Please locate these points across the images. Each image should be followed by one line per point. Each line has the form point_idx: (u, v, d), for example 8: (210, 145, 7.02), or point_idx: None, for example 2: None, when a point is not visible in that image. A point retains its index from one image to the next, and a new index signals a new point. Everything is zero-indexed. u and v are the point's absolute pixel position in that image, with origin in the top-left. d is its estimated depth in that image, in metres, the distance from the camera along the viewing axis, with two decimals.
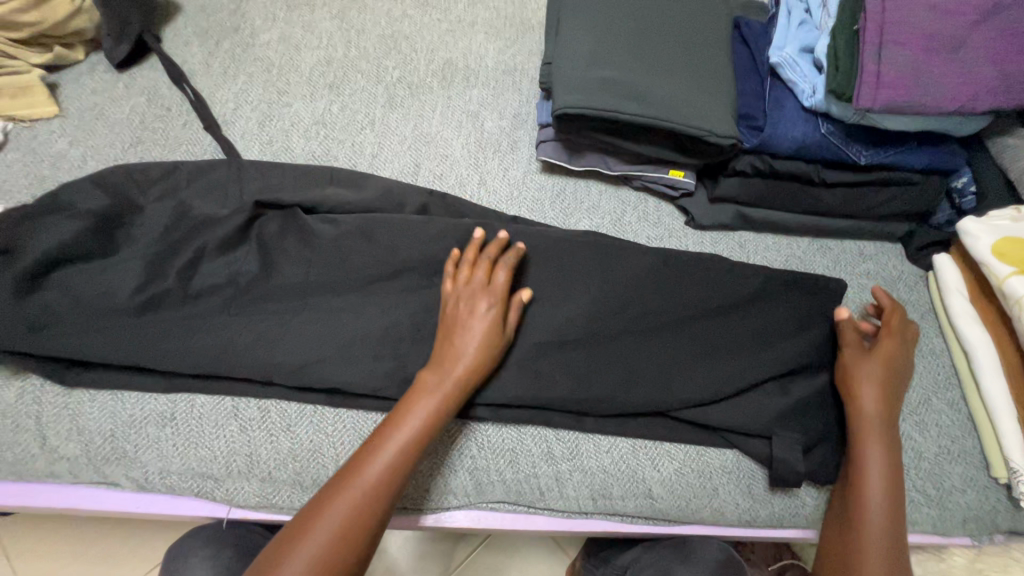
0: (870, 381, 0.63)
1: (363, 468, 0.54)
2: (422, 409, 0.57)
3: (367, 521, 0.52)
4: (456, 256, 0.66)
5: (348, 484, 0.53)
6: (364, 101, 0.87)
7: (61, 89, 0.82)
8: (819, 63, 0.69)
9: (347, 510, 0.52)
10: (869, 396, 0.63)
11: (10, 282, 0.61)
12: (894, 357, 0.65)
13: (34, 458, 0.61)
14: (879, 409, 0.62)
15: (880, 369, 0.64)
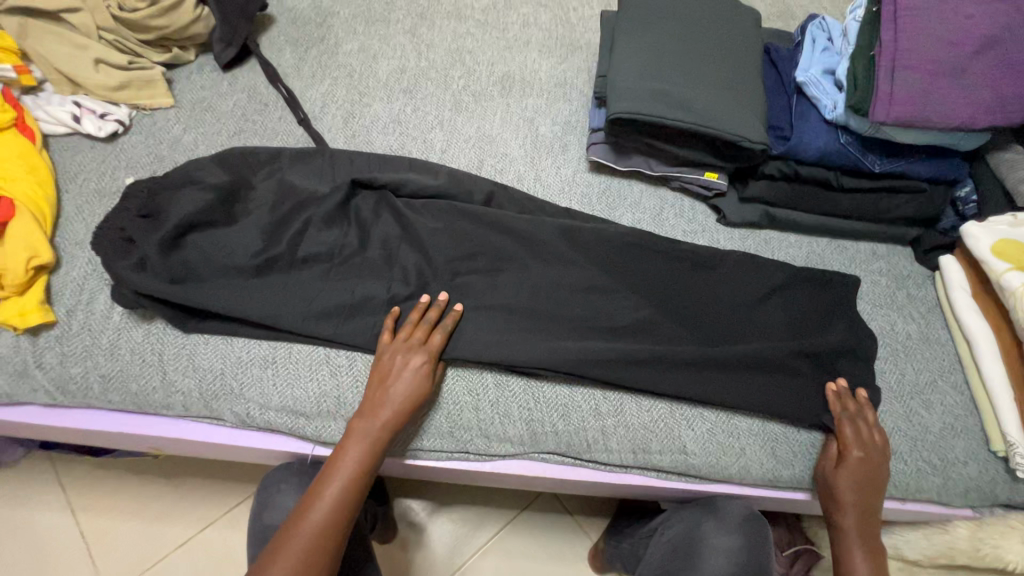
0: (846, 471, 0.69)
1: (306, 517, 0.62)
2: (353, 454, 0.65)
3: (317, 553, 0.60)
4: (395, 314, 0.72)
5: (297, 528, 0.61)
6: (433, 104, 0.99)
7: (175, 84, 0.95)
8: (839, 83, 0.80)
9: (294, 555, 0.60)
10: (846, 485, 0.69)
11: (149, 239, 0.72)
12: (868, 456, 0.70)
13: (153, 391, 0.71)
14: (851, 465, 0.69)
15: (853, 462, 0.69)
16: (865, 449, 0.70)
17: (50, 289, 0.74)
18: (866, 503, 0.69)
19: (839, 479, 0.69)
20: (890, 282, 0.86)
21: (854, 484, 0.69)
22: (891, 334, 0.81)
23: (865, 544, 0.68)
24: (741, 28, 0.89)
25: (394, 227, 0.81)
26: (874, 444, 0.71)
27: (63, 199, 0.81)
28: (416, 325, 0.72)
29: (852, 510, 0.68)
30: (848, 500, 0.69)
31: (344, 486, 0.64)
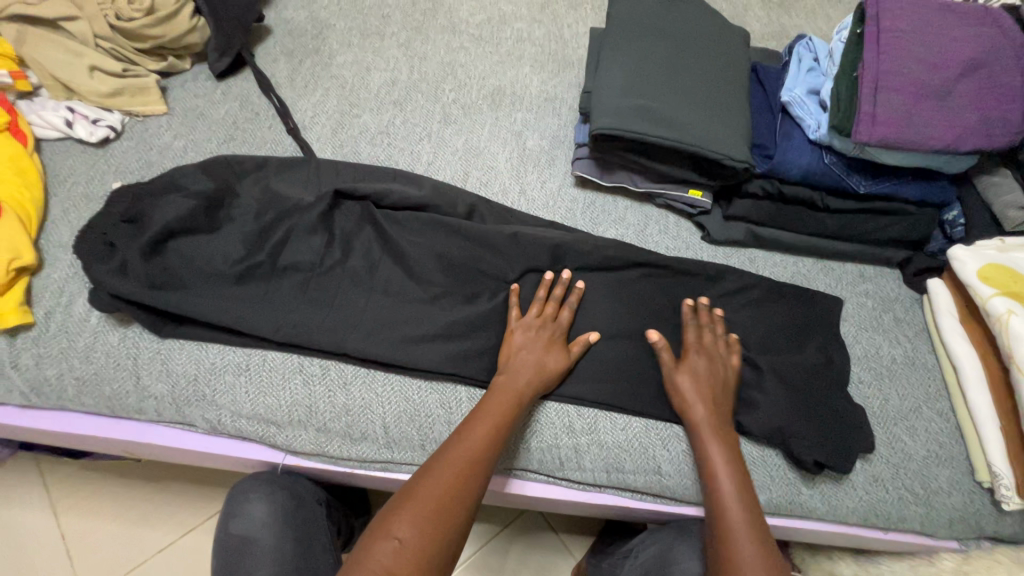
0: (681, 373, 0.71)
1: (435, 470, 0.59)
2: (489, 413, 0.65)
3: (463, 492, 0.58)
4: (516, 292, 0.76)
5: (428, 478, 0.58)
6: (423, 116, 0.99)
7: (170, 92, 0.96)
8: (823, 103, 0.79)
9: (436, 491, 0.57)
10: (688, 387, 0.70)
11: (128, 244, 0.72)
12: (697, 359, 0.72)
13: (127, 394, 0.71)
14: (691, 371, 0.71)
15: (694, 368, 0.71)
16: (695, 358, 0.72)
17: (31, 291, 0.74)
18: (715, 408, 0.69)
19: (683, 385, 0.71)
20: (876, 304, 0.84)
21: (695, 386, 0.70)
22: (876, 357, 0.80)
23: (730, 460, 0.66)
24: (729, 48, 0.89)
25: (375, 237, 0.81)
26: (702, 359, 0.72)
27: (50, 202, 0.82)
28: (545, 302, 0.76)
29: (701, 417, 0.68)
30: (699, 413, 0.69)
31: (482, 438, 0.62)
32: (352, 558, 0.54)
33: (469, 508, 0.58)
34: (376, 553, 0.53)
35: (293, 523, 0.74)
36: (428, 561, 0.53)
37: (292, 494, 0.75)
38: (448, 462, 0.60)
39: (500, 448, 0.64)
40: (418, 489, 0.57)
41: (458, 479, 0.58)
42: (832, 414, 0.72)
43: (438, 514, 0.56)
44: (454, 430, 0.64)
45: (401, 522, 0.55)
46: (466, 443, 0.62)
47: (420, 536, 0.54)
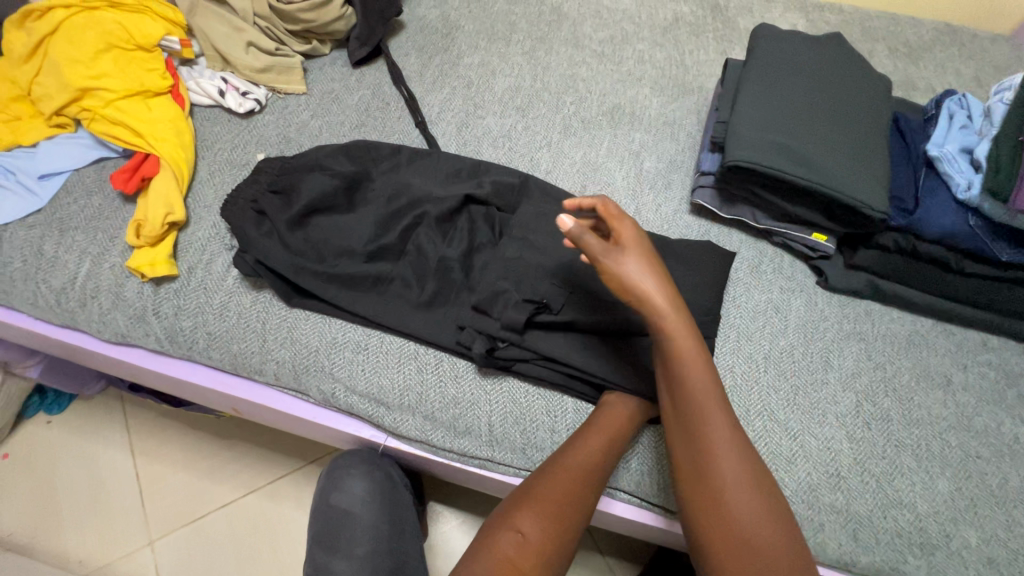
0: (621, 252, 0.65)
1: (557, 474, 0.63)
2: (602, 427, 0.66)
3: (577, 499, 0.62)
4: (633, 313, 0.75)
5: (550, 481, 0.63)
6: (544, 125, 1.01)
7: (310, 74, 1.01)
8: (977, 163, 0.77)
9: (554, 494, 0.62)
10: (632, 272, 0.64)
11: (276, 213, 0.76)
12: (633, 238, 0.66)
13: (252, 355, 0.75)
14: (642, 266, 0.65)
15: (625, 255, 0.65)
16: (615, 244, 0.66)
17: (177, 245, 0.79)
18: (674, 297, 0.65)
19: (624, 263, 0.64)
20: (999, 377, 0.81)
21: (636, 270, 0.64)
22: (996, 434, 0.76)
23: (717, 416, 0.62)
24: (873, 95, 0.87)
25: (497, 236, 0.82)
26: (625, 243, 0.66)
27: (198, 163, 0.87)
28: None
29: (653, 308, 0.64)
30: (673, 314, 0.64)
31: (597, 452, 0.64)
32: (479, 539, 0.61)
33: (585, 514, 0.63)
34: (500, 541, 0.60)
35: (388, 504, 0.76)
36: (547, 557, 0.59)
37: (388, 476, 0.77)
38: (568, 471, 0.63)
39: (616, 461, 0.66)
40: (541, 489, 0.62)
41: (575, 487, 0.62)
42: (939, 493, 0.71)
43: (558, 517, 0.61)
44: (573, 435, 0.67)
45: (525, 519, 0.60)
46: (585, 454, 0.64)
47: (542, 535, 0.60)
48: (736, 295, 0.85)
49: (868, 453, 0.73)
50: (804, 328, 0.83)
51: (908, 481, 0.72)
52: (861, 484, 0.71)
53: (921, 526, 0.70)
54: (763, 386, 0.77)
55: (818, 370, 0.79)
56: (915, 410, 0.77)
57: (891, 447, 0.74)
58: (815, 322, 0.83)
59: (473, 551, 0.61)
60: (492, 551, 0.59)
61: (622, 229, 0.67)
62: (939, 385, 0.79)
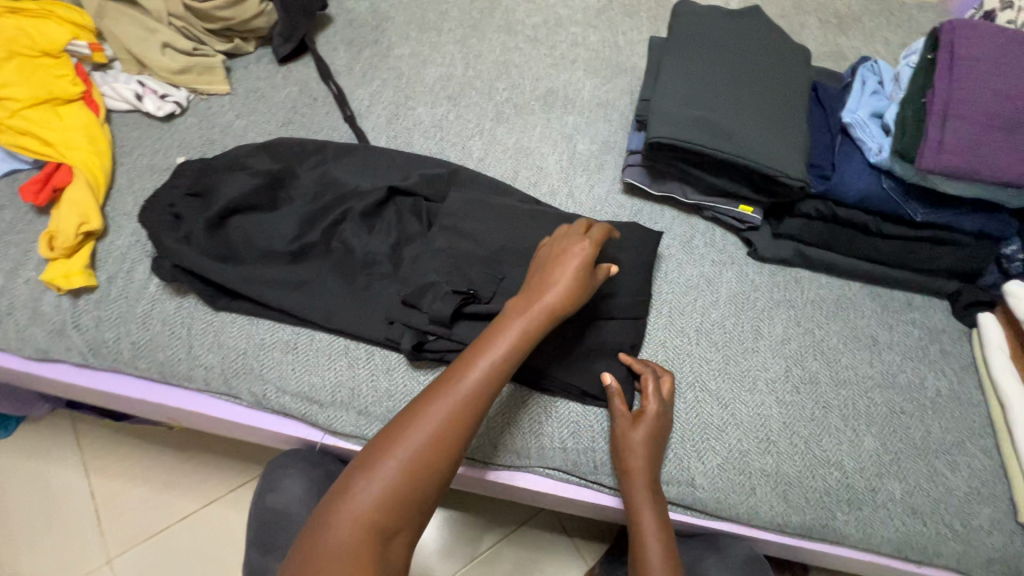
0: (636, 426, 0.69)
1: (487, 345, 0.61)
2: (501, 338, 0.61)
3: (458, 417, 0.57)
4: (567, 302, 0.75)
5: (479, 352, 0.60)
6: (476, 113, 1.01)
7: (234, 73, 0.99)
8: (887, 127, 0.79)
9: (433, 419, 0.56)
10: (636, 451, 0.68)
11: (194, 216, 0.74)
12: (658, 425, 0.69)
13: (179, 362, 0.74)
14: (642, 442, 0.68)
15: (640, 435, 0.68)
16: (637, 423, 0.69)
17: (96, 255, 0.77)
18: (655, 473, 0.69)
19: (635, 434, 0.68)
20: (923, 334, 0.83)
21: (637, 445, 0.68)
22: (920, 389, 0.79)
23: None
24: (792, 66, 0.88)
25: (426, 227, 0.82)
26: (643, 425, 0.69)
27: (117, 170, 0.85)
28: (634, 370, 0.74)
29: (639, 472, 0.68)
30: (644, 479, 0.68)
31: (486, 369, 0.59)
32: (401, 412, 0.58)
33: (465, 435, 0.58)
34: (427, 409, 0.57)
35: None
36: (413, 488, 0.54)
37: (327, 475, 0.76)
38: (478, 359, 0.60)
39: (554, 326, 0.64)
40: (469, 359, 0.60)
41: (503, 358, 0.60)
42: (865, 450, 0.74)
43: (434, 442, 0.56)
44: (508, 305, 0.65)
45: (395, 451, 0.55)
46: (521, 321, 0.62)
47: (410, 463, 0.55)
48: (668, 270, 0.86)
49: (796, 416, 0.75)
50: (735, 299, 0.84)
51: (835, 441, 0.74)
52: (791, 446, 0.73)
53: (848, 483, 0.72)
54: (695, 358, 0.78)
55: (748, 340, 0.81)
56: (842, 371, 0.79)
57: (820, 410, 0.76)
58: (746, 293, 0.85)
59: (393, 425, 0.57)
60: (416, 424, 0.56)
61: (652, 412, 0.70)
62: (866, 346, 0.82)
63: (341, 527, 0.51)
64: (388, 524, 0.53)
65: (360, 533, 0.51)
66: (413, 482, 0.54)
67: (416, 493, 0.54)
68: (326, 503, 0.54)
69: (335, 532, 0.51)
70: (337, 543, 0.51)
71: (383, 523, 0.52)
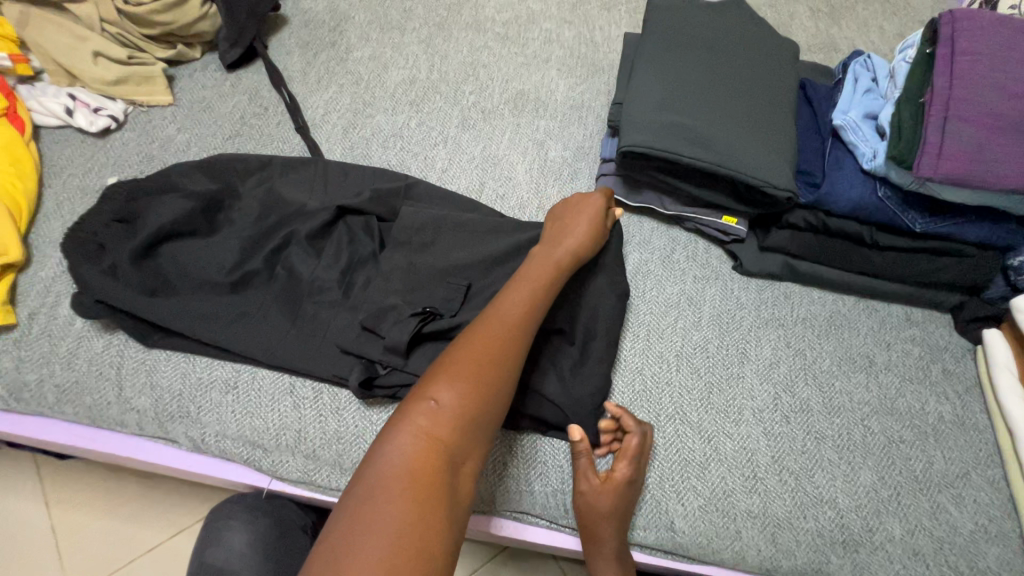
0: (603, 494, 0.62)
1: (528, 278, 0.63)
2: (529, 279, 0.62)
3: (502, 352, 0.56)
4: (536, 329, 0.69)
5: (519, 285, 0.62)
6: (440, 119, 0.94)
7: (177, 82, 0.92)
8: (882, 130, 0.72)
9: (479, 350, 0.55)
10: (602, 518, 0.62)
11: (120, 245, 0.68)
12: (628, 489, 0.63)
13: (108, 406, 0.67)
14: (608, 509, 0.62)
15: (607, 503, 0.62)
16: (604, 489, 0.62)
17: (17, 289, 0.70)
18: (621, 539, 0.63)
19: (600, 503, 0.62)
20: (923, 353, 0.77)
21: (604, 512, 0.62)
22: (920, 415, 0.72)
23: None
24: (778, 63, 0.81)
25: (379, 248, 0.75)
26: (611, 492, 0.62)
27: (44, 193, 0.78)
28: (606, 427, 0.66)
29: (606, 539, 0.62)
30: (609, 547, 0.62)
31: (522, 305, 0.60)
32: (450, 346, 0.57)
33: (510, 372, 0.56)
34: (483, 332, 0.57)
35: (277, 554, 0.70)
36: (467, 420, 0.52)
37: (275, 523, 0.71)
38: (515, 297, 0.60)
39: (581, 261, 0.68)
40: (513, 292, 0.61)
41: (542, 290, 0.62)
42: (861, 486, 0.67)
43: (481, 374, 0.54)
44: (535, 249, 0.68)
45: (443, 384, 0.53)
46: (551, 256, 0.66)
47: (460, 397, 0.52)
48: (645, 288, 0.79)
49: (786, 449, 0.69)
50: (719, 319, 0.77)
51: (829, 476, 0.68)
52: (779, 483, 0.67)
53: (843, 523, 0.65)
54: (676, 387, 0.72)
55: (734, 364, 0.74)
56: (836, 397, 0.73)
57: (812, 440, 0.70)
58: (731, 312, 0.78)
59: (449, 353, 0.56)
60: (475, 346, 0.56)
61: (621, 477, 0.62)
62: (861, 368, 0.75)
63: (409, 445, 0.48)
64: (455, 450, 0.50)
65: (429, 450, 0.49)
66: (481, 402, 0.53)
67: (481, 415, 0.53)
68: (389, 426, 0.51)
69: (404, 450, 0.48)
70: (407, 460, 0.48)
71: (453, 444, 0.50)
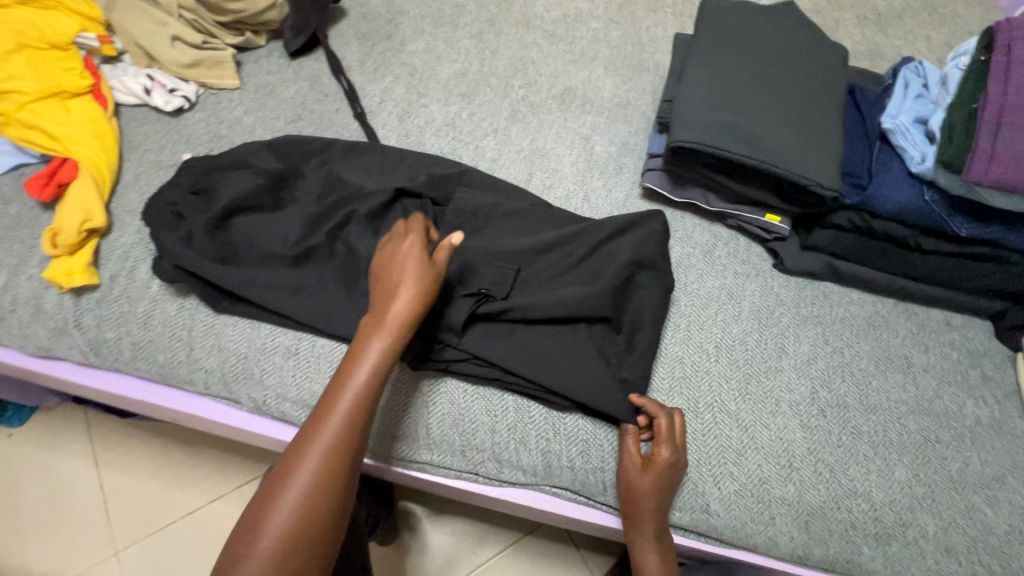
0: (645, 475, 0.65)
1: (364, 348, 0.59)
2: (374, 354, 0.58)
3: (352, 437, 0.56)
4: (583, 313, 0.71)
5: (363, 365, 0.58)
6: (490, 111, 0.97)
7: (244, 67, 0.97)
8: (931, 134, 0.73)
9: (324, 446, 0.54)
10: (643, 497, 0.65)
11: (197, 215, 0.73)
12: (670, 471, 0.65)
13: (179, 365, 0.72)
14: (649, 490, 0.65)
15: (648, 482, 0.65)
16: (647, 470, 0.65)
17: (99, 252, 0.76)
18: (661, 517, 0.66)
19: (643, 482, 0.65)
20: (962, 357, 0.77)
21: (645, 492, 0.65)
22: (958, 417, 0.73)
23: None
24: (828, 66, 0.83)
25: (433, 230, 0.78)
26: (653, 473, 0.65)
27: (123, 166, 0.83)
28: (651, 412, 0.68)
29: (646, 516, 0.65)
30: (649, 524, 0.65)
31: (368, 384, 0.57)
32: (297, 438, 0.56)
33: (361, 451, 0.57)
34: (328, 424, 0.55)
35: None
36: (315, 519, 0.52)
37: None
38: (360, 377, 0.57)
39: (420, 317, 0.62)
40: (357, 372, 0.58)
41: (380, 364, 0.58)
42: (896, 482, 0.69)
43: (330, 468, 0.54)
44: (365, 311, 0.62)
45: (287, 492, 0.52)
46: (392, 323, 0.60)
47: (308, 499, 0.52)
48: (687, 281, 0.81)
49: (822, 442, 0.71)
50: (759, 314, 0.79)
51: (864, 470, 0.69)
52: (814, 474, 0.69)
53: (877, 516, 0.67)
54: (715, 376, 0.74)
55: (772, 358, 0.76)
56: (872, 395, 0.74)
57: (847, 435, 0.71)
58: (770, 307, 0.80)
59: (293, 450, 0.55)
60: (321, 442, 0.54)
61: (663, 460, 0.65)
62: (899, 368, 0.76)
63: (258, 562, 0.50)
64: (310, 549, 0.52)
65: (280, 560, 0.50)
66: (329, 496, 0.53)
67: (328, 514, 0.53)
68: (240, 541, 0.51)
69: (247, 572, 0.49)
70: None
71: (301, 547, 0.51)
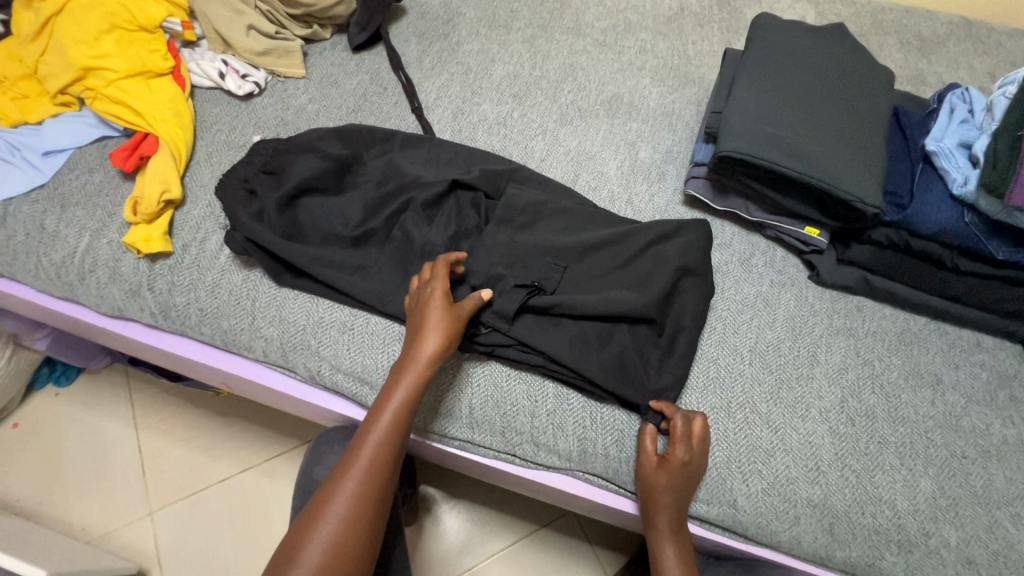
0: (660, 472, 0.67)
1: (392, 388, 0.64)
2: (398, 398, 0.64)
3: (379, 474, 0.62)
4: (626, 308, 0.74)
5: (388, 409, 0.64)
6: (540, 113, 1.01)
7: (310, 58, 1.02)
8: (975, 158, 0.75)
9: (355, 483, 0.60)
10: (659, 494, 0.67)
11: (268, 193, 0.78)
12: (685, 471, 0.67)
13: (242, 332, 0.77)
14: (664, 487, 0.67)
15: (662, 480, 0.67)
16: (661, 467, 0.68)
17: (173, 222, 0.81)
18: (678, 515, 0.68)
19: (659, 479, 0.67)
20: (991, 378, 0.79)
21: (659, 489, 0.67)
22: (985, 435, 0.75)
23: None
24: (874, 88, 0.86)
25: (484, 222, 0.82)
26: (668, 471, 0.67)
27: (197, 143, 0.89)
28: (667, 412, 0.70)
29: (662, 512, 0.68)
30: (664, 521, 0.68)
31: (393, 424, 0.63)
32: (327, 479, 0.62)
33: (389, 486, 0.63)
34: (358, 465, 0.61)
35: None
36: (347, 551, 0.58)
37: None
38: (389, 419, 0.63)
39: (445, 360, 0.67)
40: (382, 416, 0.63)
41: (405, 407, 0.64)
42: (920, 492, 0.71)
43: (359, 505, 0.60)
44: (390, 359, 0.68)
45: (321, 526, 0.58)
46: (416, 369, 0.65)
47: (341, 532, 0.58)
48: (724, 287, 0.84)
49: (849, 449, 0.73)
50: (792, 322, 0.82)
51: (890, 479, 0.71)
52: (841, 478, 0.71)
53: (900, 523, 0.69)
54: (747, 378, 0.77)
55: (804, 365, 0.79)
56: (901, 408, 0.76)
57: (875, 444, 0.73)
58: (804, 317, 0.82)
59: (327, 488, 0.61)
60: (349, 481, 0.60)
61: (676, 459, 0.67)
62: (928, 384, 0.78)
63: None
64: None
65: None
66: (359, 529, 0.59)
67: (358, 554, 0.58)
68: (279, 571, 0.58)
69: None
70: None
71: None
